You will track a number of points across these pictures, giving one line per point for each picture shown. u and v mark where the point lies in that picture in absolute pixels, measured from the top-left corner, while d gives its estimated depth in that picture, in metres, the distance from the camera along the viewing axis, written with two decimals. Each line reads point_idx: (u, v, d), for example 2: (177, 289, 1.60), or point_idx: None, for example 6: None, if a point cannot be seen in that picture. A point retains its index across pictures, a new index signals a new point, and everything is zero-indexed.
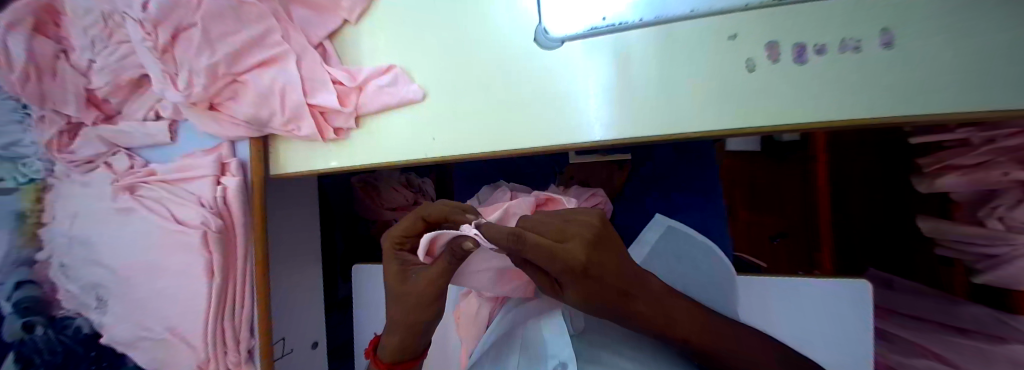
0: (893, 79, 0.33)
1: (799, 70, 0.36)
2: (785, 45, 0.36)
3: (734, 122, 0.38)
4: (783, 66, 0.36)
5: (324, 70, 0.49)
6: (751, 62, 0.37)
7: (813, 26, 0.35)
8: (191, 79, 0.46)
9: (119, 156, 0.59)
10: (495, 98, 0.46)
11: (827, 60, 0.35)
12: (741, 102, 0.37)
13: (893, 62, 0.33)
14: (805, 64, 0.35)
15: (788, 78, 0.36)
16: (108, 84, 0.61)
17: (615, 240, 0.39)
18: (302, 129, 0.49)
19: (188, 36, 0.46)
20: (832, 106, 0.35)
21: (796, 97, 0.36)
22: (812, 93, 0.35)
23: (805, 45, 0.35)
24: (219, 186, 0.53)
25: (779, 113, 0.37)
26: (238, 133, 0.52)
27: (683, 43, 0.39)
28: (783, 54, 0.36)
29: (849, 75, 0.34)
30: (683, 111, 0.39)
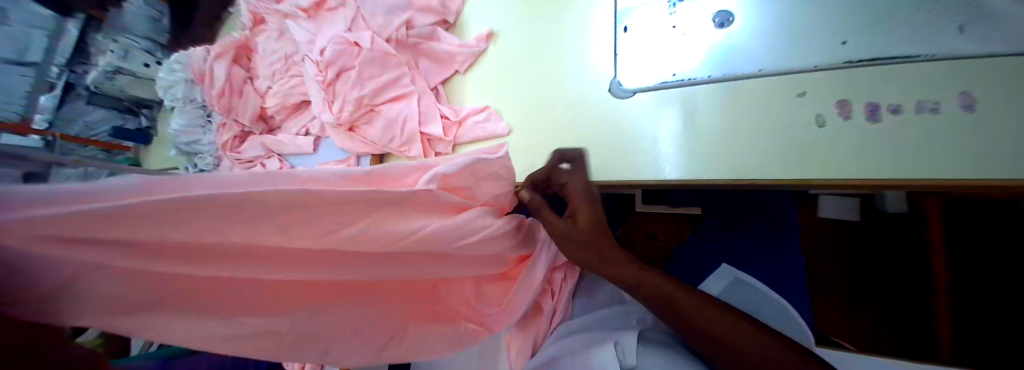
0: (973, 140, 0.34)
1: (872, 128, 0.38)
2: (857, 103, 0.39)
3: (806, 172, 0.40)
4: (855, 123, 0.38)
5: (436, 107, 0.61)
6: (820, 118, 0.40)
7: (885, 88, 0.38)
8: (343, 107, 0.62)
9: (274, 160, 0.80)
10: (573, 136, 0.53)
11: (904, 118, 0.37)
12: (810, 154, 0.40)
13: (975, 123, 0.34)
14: (879, 122, 0.37)
15: (861, 134, 0.38)
16: (279, 105, 0.83)
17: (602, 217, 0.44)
18: (412, 150, 0.61)
19: (346, 76, 0.61)
20: (911, 163, 0.36)
21: (869, 152, 0.37)
22: (889, 149, 0.37)
23: (878, 105, 0.38)
24: None
25: (849, 167, 0.38)
26: (364, 150, 0.66)
27: (752, 97, 0.43)
28: (854, 111, 0.39)
29: (926, 134, 0.35)
30: (751, 159, 0.43)
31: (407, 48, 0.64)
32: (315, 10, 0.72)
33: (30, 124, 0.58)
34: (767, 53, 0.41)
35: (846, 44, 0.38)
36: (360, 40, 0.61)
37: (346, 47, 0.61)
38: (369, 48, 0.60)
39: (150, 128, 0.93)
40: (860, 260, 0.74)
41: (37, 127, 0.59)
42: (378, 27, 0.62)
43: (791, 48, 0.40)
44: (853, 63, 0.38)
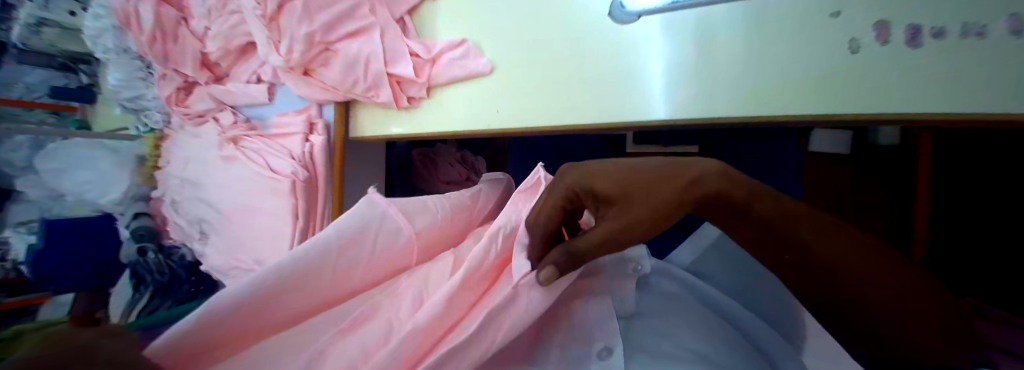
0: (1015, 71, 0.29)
1: (909, 56, 0.32)
2: (898, 26, 0.33)
3: (826, 106, 0.36)
4: (891, 49, 0.33)
5: (403, 43, 0.52)
6: (855, 43, 0.34)
7: (932, 6, 0.31)
8: (291, 46, 0.52)
9: (226, 112, 0.70)
10: (570, 72, 0.46)
11: (946, 44, 0.31)
12: (833, 87, 0.35)
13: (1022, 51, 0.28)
14: (919, 48, 0.32)
15: (894, 63, 0.33)
16: (220, 49, 0.71)
17: (623, 171, 0.30)
18: (380, 96, 0.54)
19: (292, 8, 0.51)
20: (941, 99, 0.31)
21: (906, 84, 0.33)
22: (918, 82, 0.32)
23: (920, 28, 0.32)
24: (308, 143, 0.60)
25: (875, 103, 0.34)
26: (325, 97, 0.58)
27: (780, 18, 0.37)
28: (893, 35, 0.33)
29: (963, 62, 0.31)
30: (762, 96, 0.38)
31: None
32: None
33: None
34: None
35: None
36: None
37: None
38: None
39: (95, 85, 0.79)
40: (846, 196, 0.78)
41: None
42: None
43: None
44: None
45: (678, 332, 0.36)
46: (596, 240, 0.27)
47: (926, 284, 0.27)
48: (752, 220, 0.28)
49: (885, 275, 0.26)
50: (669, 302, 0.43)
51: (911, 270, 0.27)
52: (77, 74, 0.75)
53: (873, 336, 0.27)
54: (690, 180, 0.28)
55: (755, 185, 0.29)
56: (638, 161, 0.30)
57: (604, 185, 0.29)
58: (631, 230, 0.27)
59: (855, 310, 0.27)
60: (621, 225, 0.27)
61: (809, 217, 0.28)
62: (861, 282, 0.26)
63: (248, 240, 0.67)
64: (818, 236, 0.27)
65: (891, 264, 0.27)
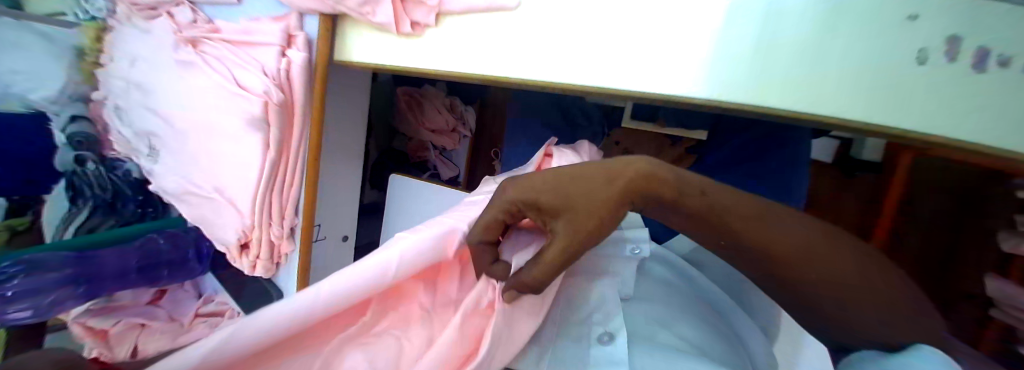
0: None
1: (997, 78, 0.27)
2: (967, 44, 0.28)
3: (881, 121, 0.30)
4: (951, 70, 0.28)
5: None
6: (923, 54, 0.28)
7: (1010, 30, 0.27)
8: None
9: (183, 8, 0.58)
10: (606, 23, 0.38)
11: (1006, 77, 0.27)
12: (887, 101, 0.30)
13: None
14: (1018, 66, 0.27)
15: (977, 84, 0.28)
16: None
17: (571, 174, 0.28)
18: (378, 14, 0.46)
19: None
20: (1020, 129, 0.28)
21: (955, 116, 0.29)
22: (1006, 111, 0.28)
23: (1015, 49, 0.27)
24: (284, 59, 0.51)
25: (944, 128, 0.29)
26: (309, 6, 0.48)
27: (851, 7, 0.29)
28: (961, 54, 0.28)
29: (1013, 104, 0.28)
30: (817, 93, 0.31)
31: None
32: None
33: None
34: None
35: None
36: None
37: None
38: None
39: None
40: None
41: None
42: None
43: None
44: None
45: (676, 328, 0.35)
46: (557, 252, 0.25)
47: (870, 262, 0.25)
48: (689, 216, 0.26)
49: (836, 266, 0.24)
50: (667, 290, 0.41)
51: (856, 251, 0.25)
52: None
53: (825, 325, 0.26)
54: (626, 182, 0.26)
55: (682, 176, 0.27)
56: (577, 167, 0.29)
57: (546, 196, 0.27)
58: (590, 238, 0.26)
59: (806, 302, 0.26)
60: (573, 236, 0.26)
61: (742, 209, 0.26)
62: (804, 273, 0.24)
63: (209, 162, 0.60)
64: (751, 228, 0.25)
65: (835, 243, 0.25)
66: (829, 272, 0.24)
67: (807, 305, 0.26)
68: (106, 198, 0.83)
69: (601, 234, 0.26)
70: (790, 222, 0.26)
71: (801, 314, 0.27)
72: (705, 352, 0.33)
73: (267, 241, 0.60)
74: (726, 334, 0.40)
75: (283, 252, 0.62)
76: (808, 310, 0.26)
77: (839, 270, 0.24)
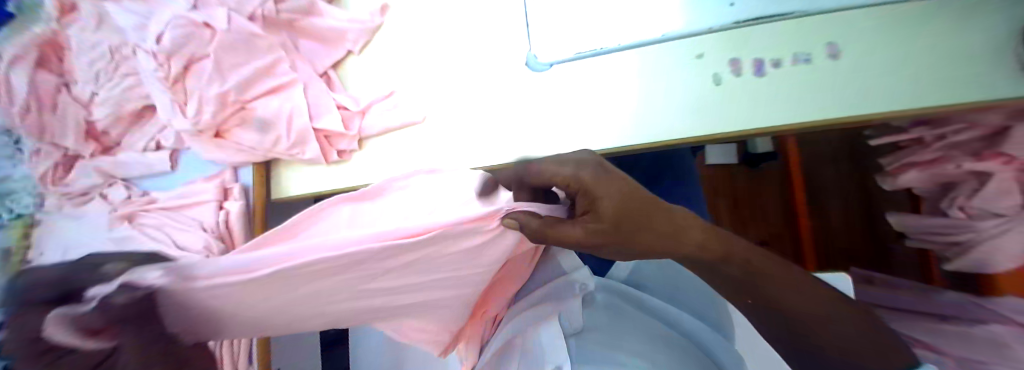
0: (839, 80, 0.38)
1: (761, 81, 0.40)
2: (746, 62, 0.41)
3: (708, 130, 0.41)
4: (745, 78, 0.40)
5: (330, 97, 0.51)
6: (718, 76, 0.41)
7: (767, 45, 0.40)
8: (201, 107, 0.49)
9: (115, 187, 0.61)
10: (496, 115, 0.48)
11: (782, 71, 0.39)
12: (721, 110, 0.41)
13: (840, 68, 0.38)
14: (767, 74, 0.40)
15: (756, 88, 0.40)
16: (109, 116, 0.63)
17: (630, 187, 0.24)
18: (306, 152, 0.51)
19: (199, 67, 0.48)
20: (798, 109, 0.39)
21: (775, 100, 0.40)
22: (782, 100, 0.40)
23: (763, 60, 0.40)
24: (222, 211, 0.54)
25: (750, 125, 0.40)
26: (239, 159, 0.53)
27: (657, 62, 0.43)
28: (744, 68, 0.40)
29: (805, 82, 0.39)
30: (681, 117, 0.42)
31: (279, 28, 0.52)
32: None
33: None
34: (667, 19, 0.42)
35: (734, 7, 0.40)
36: (212, 21, 0.47)
37: (192, 29, 0.47)
38: (226, 30, 0.47)
39: None
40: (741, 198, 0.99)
41: None
42: (235, 3, 0.49)
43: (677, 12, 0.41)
44: (741, 24, 0.39)
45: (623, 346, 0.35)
46: (573, 231, 0.23)
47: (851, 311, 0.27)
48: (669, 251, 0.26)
49: (845, 321, 0.26)
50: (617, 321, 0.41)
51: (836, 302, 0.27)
52: None
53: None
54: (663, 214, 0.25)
55: (724, 240, 0.26)
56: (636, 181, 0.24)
57: (610, 197, 0.22)
58: (611, 236, 0.23)
59: (808, 349, 0.27)
60: (604, 236, 0.23)
61: (773, 271, 0.26)
62: (832, 329, 0.25)
63: None
64: (785, 291, 0.26)
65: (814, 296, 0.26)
66: (831, 329, 0.26)
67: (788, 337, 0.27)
68: None
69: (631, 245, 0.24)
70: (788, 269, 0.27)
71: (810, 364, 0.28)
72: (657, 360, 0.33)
73: None
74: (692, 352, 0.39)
75: None
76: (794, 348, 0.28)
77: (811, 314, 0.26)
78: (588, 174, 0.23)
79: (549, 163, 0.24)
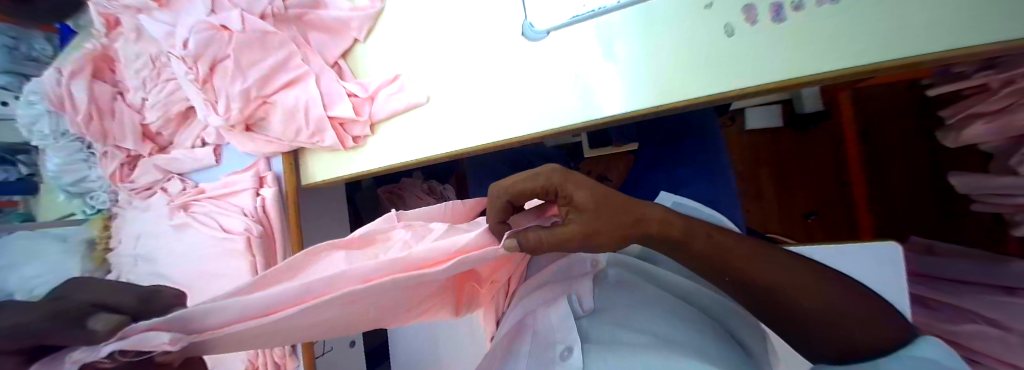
0: (867, 22, 0.33)
1: (778, 28, 0.37)
2: (762, 8, 0.37)
3: (710, 89, 0.40)
4: (762, 27, 0.37)
5: (339, 85, 0.54)
6: (730, 27, 0.38)
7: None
8: (229, 104, 0.53)
9: (174, 181, 0.69)
10: (499, 90, 0.49)
11: (806, 15, 0.36)
12: (729, 65, 0.39)
13: (872, 6, 0.33)
14: (784, 21, 0.36)
15: (769, 36, 0.37)
16: (160, 118, 0.70)
17: (586, 179, 0.28)
18: (325, 140, 0.55)
19: (223, 67, 0.52)
20: (813, 60, 0.36)
21: (796, 49, 0.36)
22: (796, 48, 0.36)
23: (782, 4, 0.36)
24: (259, 198, 0.59)
25: (762, 78, 0.38)
26: (272, 150, 0.58)
27: (661, 20, 0.41)
28: (760, 15, 0.37)
29: (838, 23, 0.34)
30: (692, 76, 0.41)
31: (290, 23, 0.54)
32: None
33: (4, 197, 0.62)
34: None
35: None
36: (229, 23, 0.51)
37: (214, 33, 0.51)
38: (241, 30, 0.50)
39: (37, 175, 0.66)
40: (787, 167, 0.96)
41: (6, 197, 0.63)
42: (246, 4, 0.52)
43: None
44: None
45: (639, 326, 0.36)
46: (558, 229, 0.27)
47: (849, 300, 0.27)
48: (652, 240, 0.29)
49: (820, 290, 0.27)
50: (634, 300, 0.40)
51: (831, 289, 0.27)
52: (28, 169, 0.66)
53: (823, 342, 0.27)
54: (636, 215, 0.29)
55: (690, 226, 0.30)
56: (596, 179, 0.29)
57: (581, 194, 0.27)
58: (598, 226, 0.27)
59: (804, 333, 0.28)
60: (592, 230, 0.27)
61: (739, 250, 0.28)
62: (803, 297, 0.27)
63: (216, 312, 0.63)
64: (751, 266, 0.27)
65: (809, 283, 0.27)
66: (825, 311, 0.26)
67: (783, 323, 0.29)
68: None
69: (615, 238, 0.28)
70: (777, 255, 0.29)
71: (799, 336, 0.29)
72: (666, 337, 0.34)
73: (273, 363, 0.63)
74: (706, 325, 0.40)
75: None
76: (794, 335, 0.29)
77: (800, 301, 0.27)
78: (558, 178, 0.27)
79: (524, 178, 0.29)
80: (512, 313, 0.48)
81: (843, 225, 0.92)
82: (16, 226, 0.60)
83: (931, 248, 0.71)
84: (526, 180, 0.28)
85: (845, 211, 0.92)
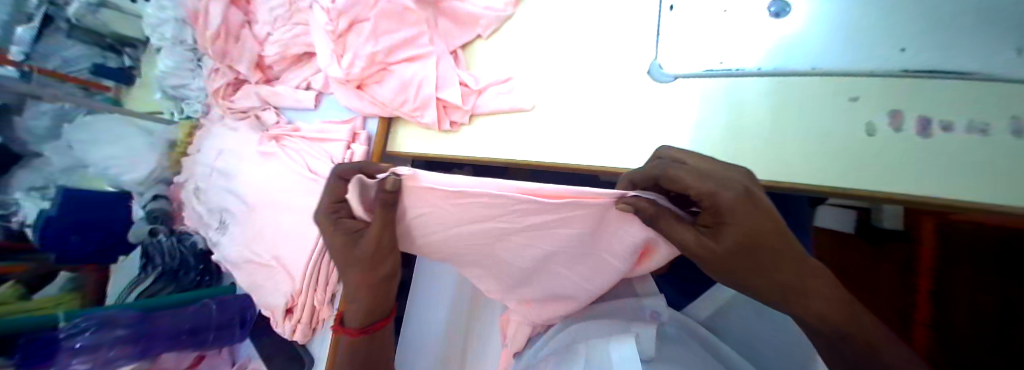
0: (1008, 166, 0.33)
1: (920, 142, 0.36)
2: (907, 117, 0.37)
3: (829, 179, 0.39)
4: (903, 135, 0.37)
5: (455, 73, 0.57)
6: (871, 127, 0.38)
7: (936, 104, 0.36)
8: (353, 61, 0.57)
9: (269, 112, 0.74)
10: (610, 117, 0.50)
11: (954, 137, 0.35)
12: (860, 160, 0.38)
13: (1022, 152, 0.32)
14: (930, 137, 0.36)
15: (907, 147, 0.37)
16: (277, 54, 0.76)
17: (763, 206, 0.25)
18: (425, 116, 0.58)
19: (359, 28, 0.57)
20: (947, 185, 0.35)
21: (935, 168, 0.35)
22: (933, 169, 0.35)
23: (931, 120, 0.36)
24: (349, 151, 0.62)
25: (888, 185, 0.37)
26: (371, 111, 0.62)
27: (797, 100, 0.42)
28: (906, 123, 0.37)
29: (992, 160, 0.33)
30: (812, 160, 0.40)
31: (428, 6, 0.58)
32: None
33: (100, 81, 0.73)
34: (822, 55, 0.39)
35: (904, 52, 0.36)
36: None
37: None
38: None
39: (135, 69, 0.79)
40: None
41: (106, 84, 0.74)
42: None
43: (834, 51, 0.39)
44: (911, 73, 0.36)
45: None
46: (687, 232, 0.27)
47: None
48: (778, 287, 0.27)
49: None
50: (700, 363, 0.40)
51: None
52: (121, 55, 0.77)
53: None
54: (785, 254, 0.26)
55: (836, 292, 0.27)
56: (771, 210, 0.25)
57: (742, 221, 0.25)
58: (733, 249, 0.26)
59: None
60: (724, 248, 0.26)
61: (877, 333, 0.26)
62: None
63: (266, 238, 0.66)
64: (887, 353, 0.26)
65: None
66: None
67: None
68: (174, 266, 0.75)
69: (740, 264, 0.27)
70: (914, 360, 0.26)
71: None
72: None
73: (310, 305, 0.61)
74: None
75: (322, 318, 0.62)
76: None
77: None
78: (732, 197, 0.24)
79: (688, 173, 0.25)
80: (562, 344, 0.47)
81: None
82: (100, 105, 0.72)
83: None
84: (694, 178, 0.25)
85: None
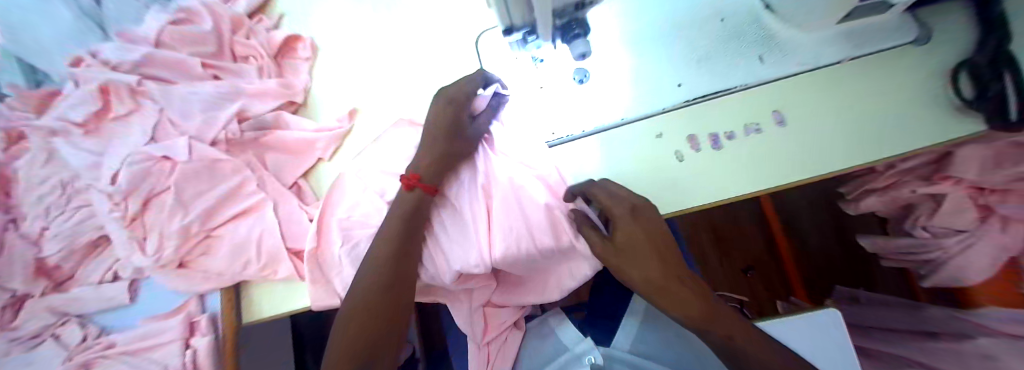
0: (785, 148, 0.44)
1: (718, 153, 0.46)
2: (702, 137, 0.47)
3: (676, 204, 0.46)
4: (705, 151, 0.46)
5: (300, 210, 0.50)
6: (679, 153, 0.47)
7: (718, 121, 0.47)
8: (162, 243, 0.46)
9: (70, 327, 0.55)
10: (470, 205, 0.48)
11: (737, 141, 0.46)
12: (690, 179, 0.46)
13: (787, 134, 0.45)
14: (721, 147, 0.46)
15: (713, 159, 0.46)
16: (60, 250, 0.55)
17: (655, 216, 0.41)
18: (278, 273, 0.48)
19: (158, 202, 0.47)
20: (755, 178, 0.44)
21: (738, 170, 0.45)
22: (739, 169, 0.45)
23: (717, 134, 0.46)
24: (188, 350, 0.50)
25: (719, 193, 0.45)
26: (207, 288, 0.48)
27: (624, 147, 0.48)
28: (702, 144, 0.46)
29: (774, 145, 0.45)
30: (650, 194, 0.47)
31: (246, 147, 0.52)
32: (100, 120, 0.50)
33: None
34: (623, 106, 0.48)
35: (681, 86, 0.47)
36: (173, 151, 0.48)
37: (151, 163, 0.47)
38: (189, 159, 0.47)
39: None
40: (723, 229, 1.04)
41: None
42: (198, 129, 0.50)
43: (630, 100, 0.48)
44: (690, 102, 0.47)
45: None
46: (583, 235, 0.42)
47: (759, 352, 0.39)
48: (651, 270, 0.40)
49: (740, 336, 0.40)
50: None
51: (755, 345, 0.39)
52: None
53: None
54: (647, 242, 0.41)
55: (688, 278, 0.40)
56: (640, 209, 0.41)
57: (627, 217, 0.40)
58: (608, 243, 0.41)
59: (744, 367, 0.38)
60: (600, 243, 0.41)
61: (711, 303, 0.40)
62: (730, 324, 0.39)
63: None
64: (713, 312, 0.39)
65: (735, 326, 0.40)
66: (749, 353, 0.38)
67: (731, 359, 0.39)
68: None
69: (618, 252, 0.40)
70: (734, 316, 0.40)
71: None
72: None
73: None
74: None
75: None
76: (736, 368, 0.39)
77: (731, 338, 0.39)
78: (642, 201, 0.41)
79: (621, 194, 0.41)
80: None
81: (776, 280, 1.00)
82: None
83: (856, 297, 0.83)
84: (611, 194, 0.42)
85: (773, 267, 1.01)
